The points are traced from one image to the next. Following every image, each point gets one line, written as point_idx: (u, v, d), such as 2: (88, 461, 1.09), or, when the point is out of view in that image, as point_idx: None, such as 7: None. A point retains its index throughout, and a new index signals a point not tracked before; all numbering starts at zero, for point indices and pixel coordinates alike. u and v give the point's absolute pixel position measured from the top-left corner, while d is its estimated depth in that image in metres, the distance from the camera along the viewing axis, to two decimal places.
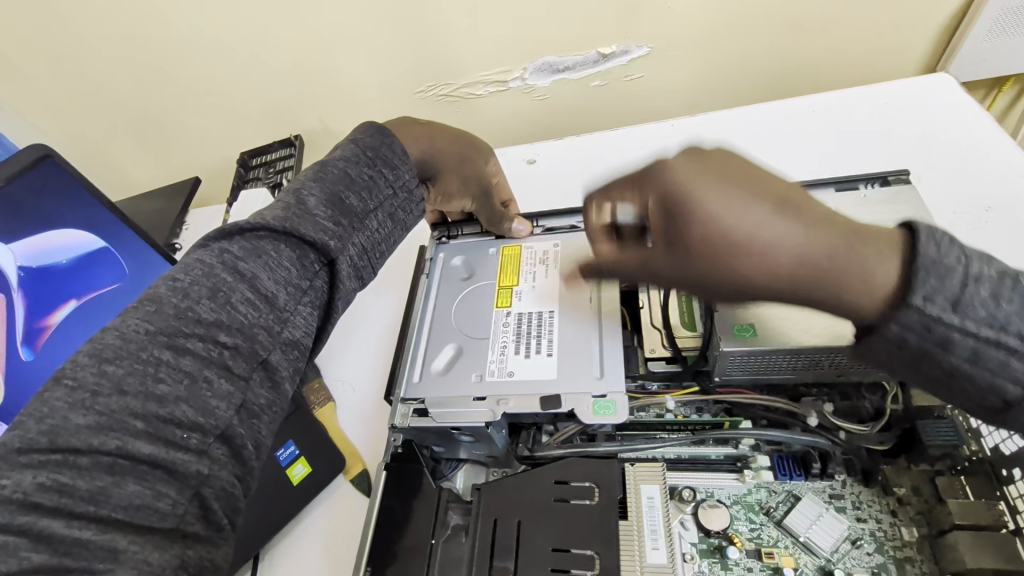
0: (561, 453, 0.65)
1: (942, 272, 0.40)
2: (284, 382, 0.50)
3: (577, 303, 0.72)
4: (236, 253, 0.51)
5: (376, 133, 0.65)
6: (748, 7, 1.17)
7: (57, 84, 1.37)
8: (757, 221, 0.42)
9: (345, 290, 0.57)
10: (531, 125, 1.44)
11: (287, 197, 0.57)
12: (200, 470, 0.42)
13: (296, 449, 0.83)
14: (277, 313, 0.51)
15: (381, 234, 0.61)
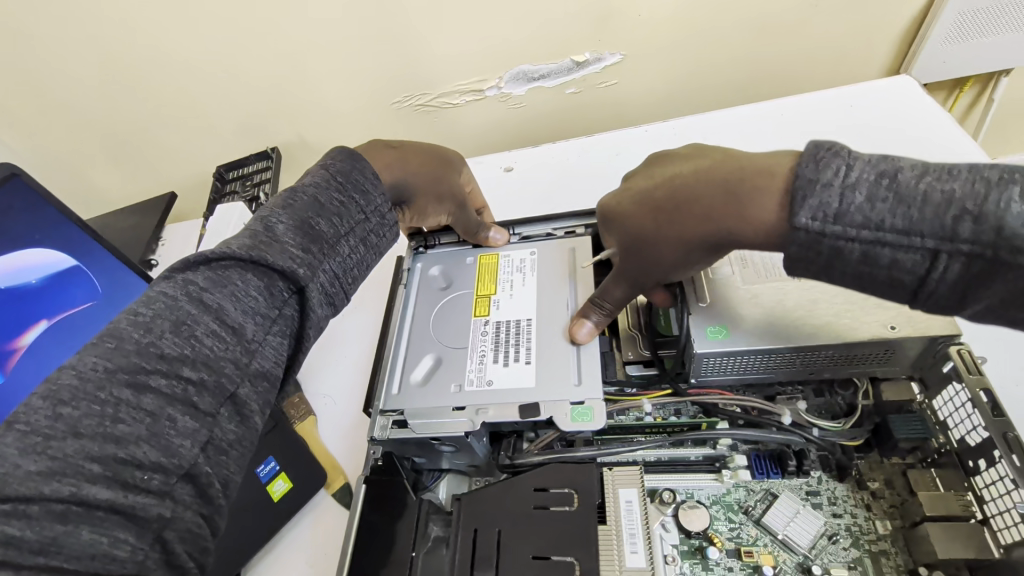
0: (538, 461, 0.64)
1: (820, 188, 0.47)
2: (253, 416, 0.50)
3: (555, 311, 0.73)
4: (201, 284, 0.51)
5: (345, 157, 0.66)
6: (716, 16, 1.20)
7: (25, 105, 1.35)
8: (657, 189, 0.60)
9: (315, 318, 0.58)
10: (508, 133, 1.45)
11: (255, 224, 0.57)
12: (162, 512, 0.42)
13: (276, 466, 0.82)
14: (245, 344, 0.51)
15: (353, 259, 0.62)
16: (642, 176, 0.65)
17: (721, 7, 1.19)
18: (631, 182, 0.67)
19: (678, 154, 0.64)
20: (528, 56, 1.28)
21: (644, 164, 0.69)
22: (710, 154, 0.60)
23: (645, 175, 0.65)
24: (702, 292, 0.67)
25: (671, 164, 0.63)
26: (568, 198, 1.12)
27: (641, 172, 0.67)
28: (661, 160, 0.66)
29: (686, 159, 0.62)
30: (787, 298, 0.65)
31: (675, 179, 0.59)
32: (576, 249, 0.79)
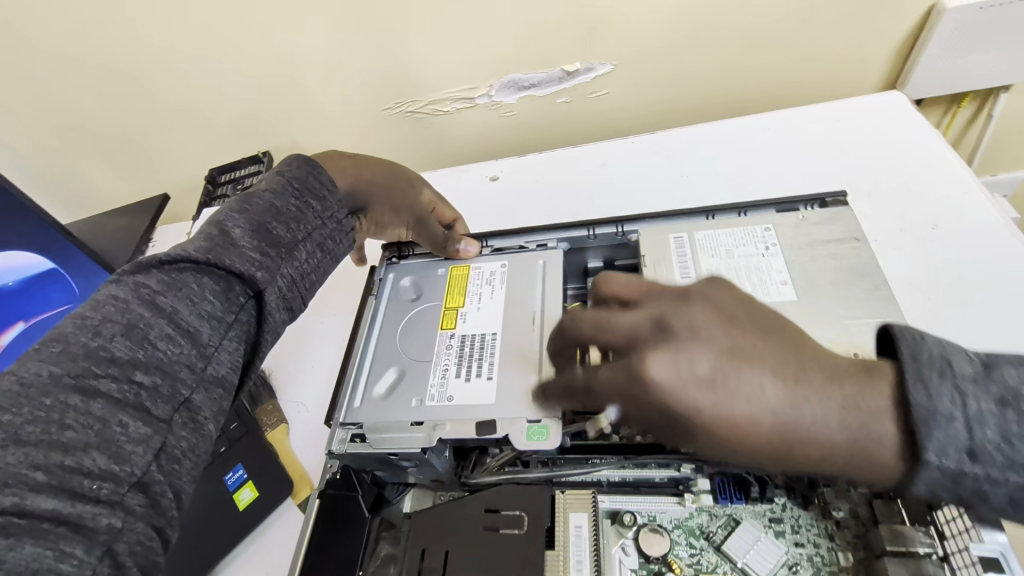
0: (496, 480, 0.65)
1: (941, 419, 0.41)
2: (207, 423, 0.49)
3: (520, 325, 0.72)
4: (154, 286, 0.50)
5: (302, 163, 0.66)
6: (709, 27, 1.19)
7: (23, 105, 1.37)
8: (759, 399, 0.44)
9: (273, 322, 0.57)
10: (499, 141, 1.45)
11: (209, 228, 0.56)
12: (112, 523, 0.41)
13: (245, 474, 0.83)
14: (200, 348, 0.51)
15: (311, 264, 0.62)
16: (700, 350, 0.45)
17: (713, 18, 1.17)
18: (681, 350, 0.45)
19: (719, 317, 0.47)
20: (519, 64, 1.27)
21: (669, 308, 0.49)
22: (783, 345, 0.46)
23: (700, 346, 0.45)
24: None
25: (731, 339, 0.46)
26: (552, 210, 1.11)
27: (681, 329, 0.47)
28: (705, 324, 0.47)
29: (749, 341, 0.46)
30: None
31: (767, 385, 0.44)
32: (547, 264, 0.78)
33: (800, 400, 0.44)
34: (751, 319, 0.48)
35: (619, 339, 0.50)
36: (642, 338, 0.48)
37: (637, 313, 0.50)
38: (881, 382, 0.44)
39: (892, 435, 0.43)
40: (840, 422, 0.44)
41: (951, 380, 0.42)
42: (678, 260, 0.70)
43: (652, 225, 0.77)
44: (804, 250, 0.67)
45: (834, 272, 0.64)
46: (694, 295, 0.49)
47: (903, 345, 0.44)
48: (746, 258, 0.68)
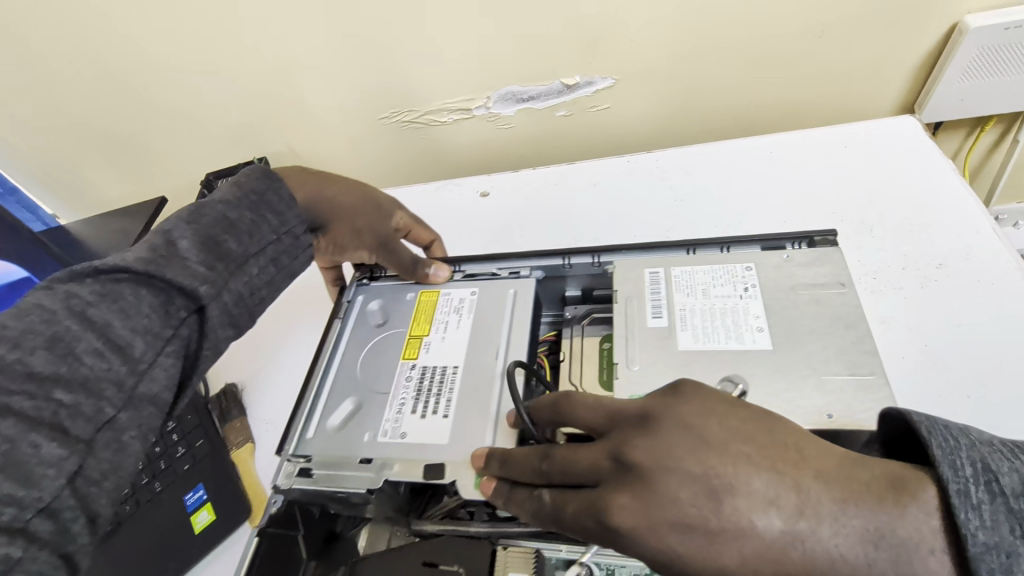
0: (436, 530, 0.63)
1: (1005, 552, 0.37)
2: (132, 444, 0.44)
3: (483, 360, 0.69)
4: (86, 297, 0.45)
5: (260, 174, 0.60)
6: (711, 46, 1.14)
7: (27, 106, 1.38)
8: (758, 544, 0.40)
9: (215, 339, 0.51)
10: (496, 154, 1.41)
11: (153, 236, 0.50)
12: (11, 553, 0.36)
13: (204, 494, 0.82)
14: (132, 364, 0.45)
15: (262, 280, 0.56)
16: (670, 489, 0.42)
17: (719, 32, 1.12)
18: (652, 495, 0.42)
19: (694, 443, 0.43)
20: (518, 76, 1.24)
21: (628, 437, 0.46)
22: (777, 469, 0.42)
23: (673, 484, 0.42)
24: (635, 355, 0.62)
25: (704, 469, 0.42)
26: (539, 232, 1.07)
27: (646, 468, 0.44)
28: (675, 454, 0.43)
29: (733, 470, 0.42)
30: (723, 369, 0.58)
31: (764, 521, 0.40)
32: (518, 294, 0.74)
33: (805, 535, 0.40)
34: (731, 434, 0.43)
35: (585, 477, 0.48)
36: (605, 476, 0.47)
37: (598, 449, 0.48)
38: (913, 503, 0.40)
39: (935, 568, 0.38)
40: (866, 557, 0.39)
41: (1004, 502, 0.38)
42: (651, 297, 0.66)
43: (628, 256, 0.73)
44: (785, 294, 0.62)
45: (815, 320, 0.59)
46: (658, 418, 0.46)
47: (943, 456, 0.40)
48: (723, 299, 0.63)
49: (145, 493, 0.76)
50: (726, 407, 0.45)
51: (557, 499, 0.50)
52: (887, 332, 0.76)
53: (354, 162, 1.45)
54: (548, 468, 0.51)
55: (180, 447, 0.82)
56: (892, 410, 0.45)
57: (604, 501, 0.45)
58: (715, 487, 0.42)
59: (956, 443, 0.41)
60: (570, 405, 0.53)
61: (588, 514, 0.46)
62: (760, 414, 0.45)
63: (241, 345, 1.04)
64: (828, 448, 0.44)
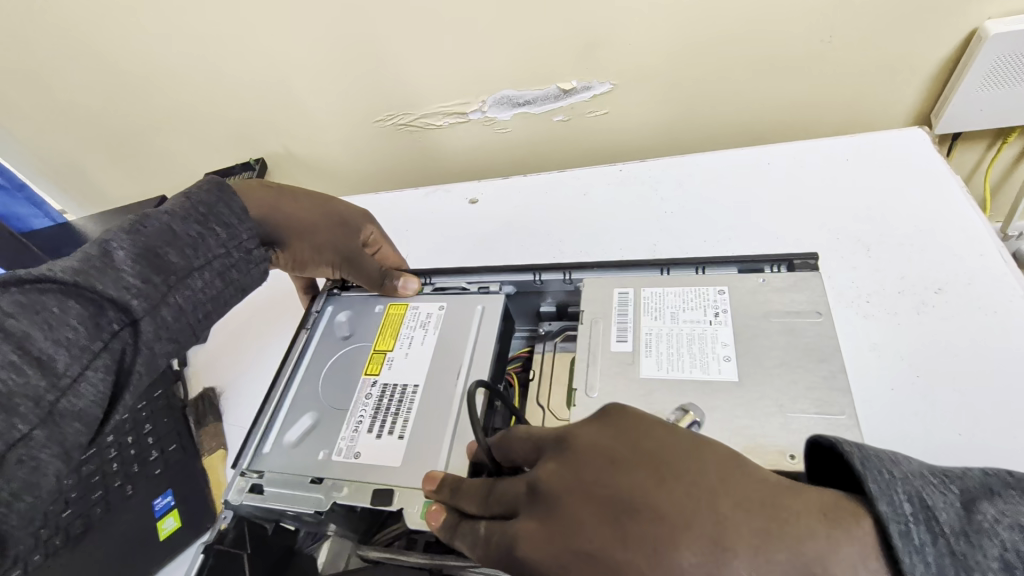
0: (376, 556, 0.60)
1: None
2: (47, 463, 0.45)
3: (444, 379, 0.66)
4: (5, 307, 0.44)
5: (213, 187, 0.62)
6: (744, 36, 0.99)
7: (29, 101, 1.38)
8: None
9: (149, 352, 0.53)
10: (493, 160, 1.30)
11: (90, 247, 0.51)
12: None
13: (173, 500, 0.83)
14: (53, 379, 0.46)
15: (206, 294, 0.59)
16: (572, 515, 0.41)
17: (744, 33, 0.98)
18: (555, 522, 0.41)
19: (606, 464, 0.42)
20: (512, 80, 1.12)
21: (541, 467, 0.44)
22: (690, 493, 0.39)
23: (577, 507, 0.41)
24: (594, 382, 0.59)
25: (606, 491, 0.41)
26: (527, 243, 1.02)
27: (553, 494, 0.42)
28: (582, 477, 0.42)
29: (640, 494, 0.40)
30: (683, 400, 0.55)
31: (678, 553, 0.37)
32: (486, 310, 0.71)
33: (724, 568, 0.36)
34: (643, 455, 0.42)
35: (507, 506, 0.46)
36: (521, 505, 0.45)
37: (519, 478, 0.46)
38: (846, 537, 0.36)
39: None
40: None
41: (945, 543, 0.36)
42: (618, 320, 0.63)
43: (599, 274, 0.70)
44: (758, 322, 0.58)
45: (786, 351, 0.55)
46: (571, 441, 0.45)
47: (879, 491, 0.37)
48: (692, 325, 0.60)
49: (115, 496, 0.77)
50: (647, 431, 0.43)
51: (488, 530, 0.46)
52: (876, 361, 0.72)
53: (345, 164, 1.37)
54: (488, 499, 0.48)
55: (154, 451, 0.83)
56: (821, 438, 0.42)
57: (513, 529, 0.43)
58: (618, 513, 0.39)
59: (890, 476, 0.38)
60: (505, 440, 0.51)
61: (500, 545, 0.44)
62: (685, 441, 0.42)
63: (223, 347, 1.04)
64: (762, 478, 0.40)
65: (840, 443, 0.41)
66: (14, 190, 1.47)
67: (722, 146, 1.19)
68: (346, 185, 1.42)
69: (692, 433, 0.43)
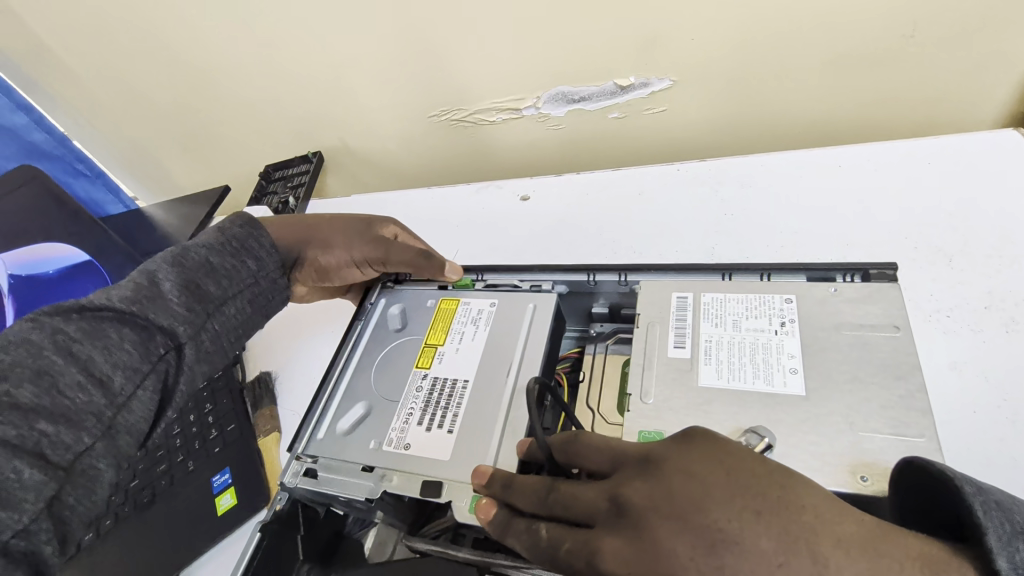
0: (426, 548, 0.59)
1: None
2: (103, 476, 0.48)
3: (493, 376, 0.66)
4: (71, 333, 0.48)
5: (243, 222, 0.66)
6: (815, 31, 0.93)
7: (109, 96, 1.47)
8: None
9: (191, 376, 0.56)
10: (545, 157, 1.29)
11: (138, 276, 0.55)
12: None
13: (230, 479, 0.86)
14: (111, 397, 0.49)
15: (240, 319, 0.61)
16: (663, 538, 0.39)
17: (815, 28, 0.93)
18: (644, 542, 0.40)
19: (699, 492, 0.40)
20: (567, 76, 1.10)
21: (627, 484, 0.43)
22: (787, 525, 0.37)
23: (665, 532, 0.39)
24: (650, 388, 0.57)
25: (703, 517, 0.39)
26: (579, 242, 1.00)
27: (639, 511, 0.41)
28: (671, 499, 0.40)
29: (737, 523, 0.38)
30: (745, 414, 0.52)
31: None
32: (537, 308, 0.71)
33: None
34: (736, 486, 0.39)
35: (581, 515, 0.45)
36: (599, 516, 0.44)
37: (597, 488, 0.45)
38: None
39: None
40: None
41: None
42: (675, 325, 0.61)
43: (656, 278, 0.68)
44: (827, 334, 0.55)
45: (859, 366, 0.52)
46: (660, 462, 0.42)
47: (999, 546, 0.34)
48: (755, 333, 0.57)
49: (179, 470, 0.85)
50: (738, 459, 0.41)
51: (555, 534, 0.46)
52: (958, 381, 0.67)
53: (399, 158, 1.39)
54: (550, 501, 0.48)
55: (214, 431, 0.90)
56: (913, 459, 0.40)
57: (593, 542, 0.43)
58: (716, 542, 0.38)
59: (1011, 529, 0.35)
60: (577, 446, 0.50)
61: (575, 553, 0.44)
62: (775, 470, 0.40)
63: (279, 334, 1.08)
64: (848, 514, 0.38)
65: (958, 479, 0.37)
66: (93, 177, 1.65)
67: (787, 146, 1.14)
68: (399, 178, 1.45)
69: (781, 463, 0.41)
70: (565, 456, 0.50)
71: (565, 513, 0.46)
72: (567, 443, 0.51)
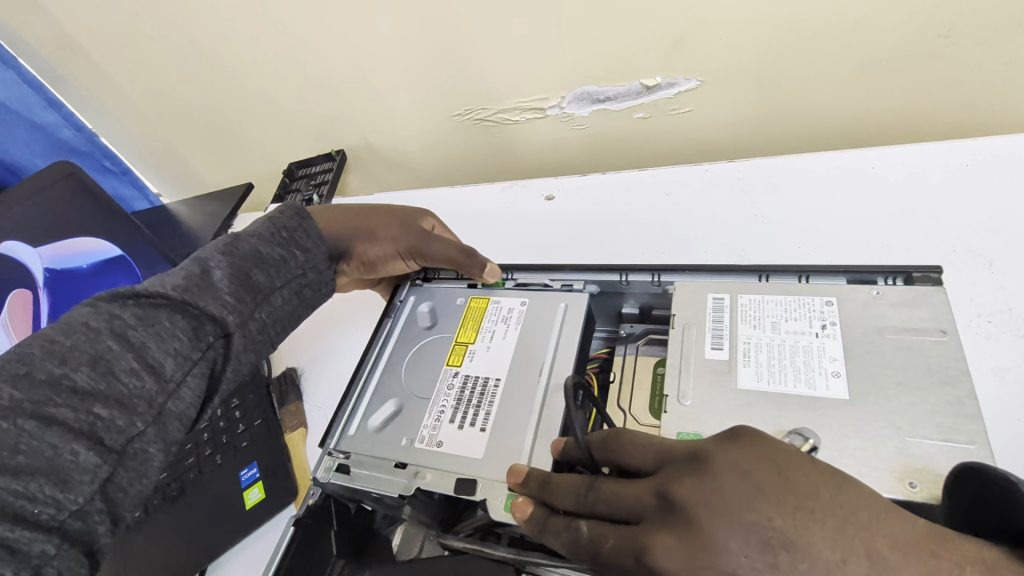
0: (462, 547, 0.59)
1: None
2: (152, 461, 0.49)
3: (526, 374, 0.66)
4: (126, 320, 0.50)
5: (293, 211, 0.66)
6: (848, 32, 0.92)
7: (136, 94, 1.49)
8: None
9: (239, 365, 0.56)
10: (569, 156, 1.29)
11: (191, 264, 0.56)
12: (46, 549, 0.41)
13: (258, 472, 0.87)
14: (163, 383, 0.50)
15: (286, 310, 0.61)
16: (718, 535, 0.38)
17: (848, 29, 0.92)
18: (699, 539, 0.39)
19: (751, 487, 0.39)
20: (593, 76, 1.10)
21: (675, 479, 0.42)
22: (839, 523, 0.38)
23: (721, 530, 0.39)
24: (688, 390, 0.56)
25: (755, 514, 0.38)
26: (606, 243, 1.00)
27: (690, 507, 0.40)
28: (724, 496, 0.40)
29: (791, 521, 0.38)
30: (786, 417, 0.52)
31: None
32: (569, 308, 0.70)
33: None
34: (787, 484, 0.39)
35: (624, 512, 0.45)
36: (646, 513, 0.43)
37: (643, 484, 0.45)
38: None
39: None
40: None
41: None
42: (712, 327, 0.60)
43: (690, 279, 0.67)
44: (870, 338, 0.54)
45: (904, 370, 0.51)
46: (709, 458, 0.42)
47: None
48: (795, 336, 0.57)
49: (207, 463, 0.84)
50: (788, 458, 0.41)
51: (596, 532, 0.46)
52: (999, 388, 0.66)
53: (422, 157, 1.40)
54: (591, 499, 0.48)
55: (241, 424, 0.89)
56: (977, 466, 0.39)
57: (643, 538, 0.42)
58: (770, 542, 0.38)
59: None
60: (618, 444, 0.50)
61: (621, 551, 0.43)
62: (822, 468, 0.40)
63: (304, 331, 1.08)
64: (895, 513, 0.38)
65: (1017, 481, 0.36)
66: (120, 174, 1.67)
67: (816, 147, 1.12)
68: (421, 176, 1.45)
69: (828, 463, 0.41)
70: (606, 453, 0.51)
71: (608, 510, 0.46)
72: (609, 442, 0.51)
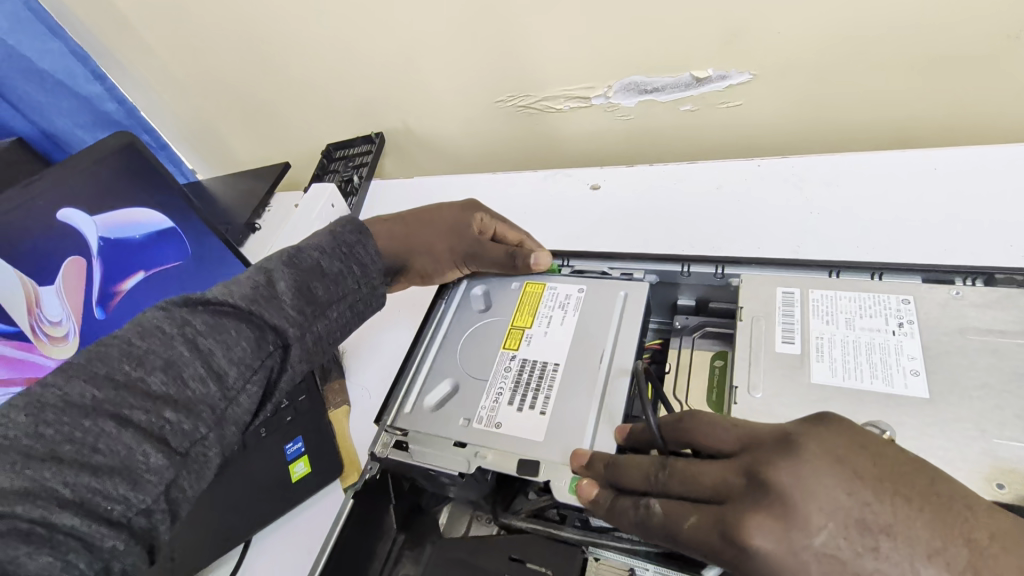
0: (526, 526, 0.61)
1: None
2: (209, 465, 0.49)
3: (586, 360, 0.66)
4: (198, 327, 0.50)
5: (354, 228, 0.66)
6: (914, 28, 0.90)
7: (176, 70, 1.49)
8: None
9: (293, 375, 0.57)
10: (612, 147, 1.27)
11: (257, 274, 0.56)
12: (116, 545, 0.42)
13: (303, 447, 0.84)
14: (225, 391, 0.50)
15: (340, 324, 0.61)
16: (814, 517, 0.38)
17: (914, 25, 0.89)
18: (792, 521, 0.38)
19: (845, 472, 0.39)
20: (644, 67, 1.08)
21: (763, 460, 0.42)
22: (939, 513, 0.37)
23: (816, 512, 0.38)
24: (758, 382, 0.56)
25: (851, 499, 0.38)
26: (654, 235, 0.99)
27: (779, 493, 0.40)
28: (820, 480, 0.39)
29: (889, 507, 0.38)
30: (863, 412, 0.51)
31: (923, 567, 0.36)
32: (629, 297, 0.70)
33: None
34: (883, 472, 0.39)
35: (705, 493, 0.44)
36: (733, 493, 0.43)
37: (725, 466, 0.44)
38: None
39: None
40: None
41: None
42: (783, 320, 0.59)
43: (755, 272, 0.66)
44: (952, 338, 0.53)
45: (989, 372, 0.50)
46: (800, 441, 0.41)
47: None
48: (870, 333, 0.56)
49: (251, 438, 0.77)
50: (880, 446, 0.40)
51: (673, 512, 0.46)
52: None
53: (462, 142, 1.39)
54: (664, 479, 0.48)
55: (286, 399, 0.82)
56: None
57: (731, 517, 0.41)
58: (870, 526, 0.37)
59: None
60: (693, 429, 0.50)
61: (704, 530, 0.43)
62: (914, 458, 0.40)
63: None
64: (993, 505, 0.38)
65: None
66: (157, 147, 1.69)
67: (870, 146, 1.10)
68: (459, 161, 1.45)
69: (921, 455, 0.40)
70: (677, 437, 0.51)
71: (684, 491, 0.46)
72: (682, 427, 0.51)
